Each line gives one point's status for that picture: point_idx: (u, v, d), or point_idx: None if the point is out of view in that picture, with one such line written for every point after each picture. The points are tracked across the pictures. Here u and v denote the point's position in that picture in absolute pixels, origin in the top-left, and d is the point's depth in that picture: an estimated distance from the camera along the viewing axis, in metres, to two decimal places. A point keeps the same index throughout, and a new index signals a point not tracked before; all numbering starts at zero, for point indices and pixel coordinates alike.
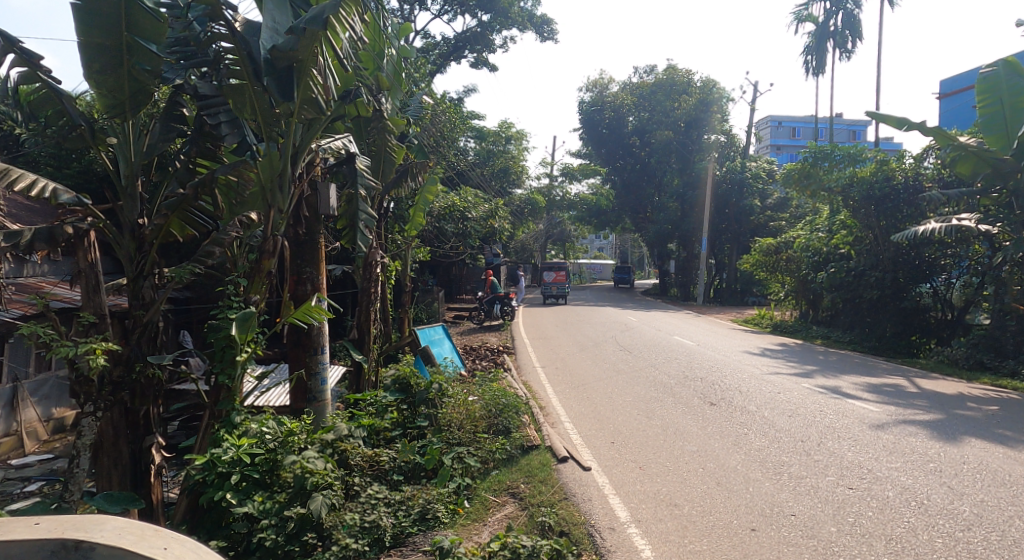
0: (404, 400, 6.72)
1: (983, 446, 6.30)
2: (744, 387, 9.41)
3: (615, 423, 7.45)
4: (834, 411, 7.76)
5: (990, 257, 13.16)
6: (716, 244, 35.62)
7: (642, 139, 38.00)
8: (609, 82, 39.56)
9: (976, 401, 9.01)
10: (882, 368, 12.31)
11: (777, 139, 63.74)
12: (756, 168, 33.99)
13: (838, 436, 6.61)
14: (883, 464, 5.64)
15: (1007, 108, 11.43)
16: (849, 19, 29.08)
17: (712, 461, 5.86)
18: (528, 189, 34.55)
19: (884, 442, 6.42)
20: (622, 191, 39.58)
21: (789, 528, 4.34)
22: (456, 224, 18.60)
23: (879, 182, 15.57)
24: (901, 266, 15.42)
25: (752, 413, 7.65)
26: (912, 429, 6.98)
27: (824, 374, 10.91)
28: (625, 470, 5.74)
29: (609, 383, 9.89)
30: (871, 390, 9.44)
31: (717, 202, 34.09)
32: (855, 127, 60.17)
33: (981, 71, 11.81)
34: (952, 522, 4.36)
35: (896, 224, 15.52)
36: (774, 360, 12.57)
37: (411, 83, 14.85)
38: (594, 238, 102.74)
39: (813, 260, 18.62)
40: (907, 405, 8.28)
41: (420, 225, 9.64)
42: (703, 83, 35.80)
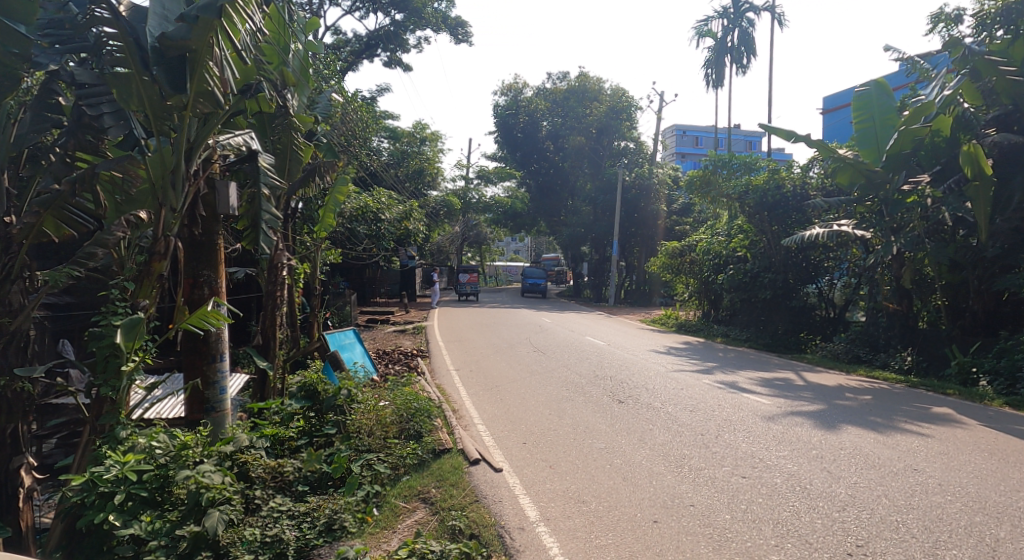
0: (310, 407, 6.40)
1: (858, 433, 6.86)
2: (650, 384, 9.76)
3: (527, 422, 7.55)
4: (730, 405, 8.21)
5: (864, 259, 14.38)
6: (626, 247, 36.79)
7: (555, 144, 38.81)
8: (523, 86, 40.10)
9: (854, 392, 9.81)
10: (774, 363, 13.13)
11: (681, 147, 67.04)
12: (664, 174, 35.39)
13: (734, 429, 7.00)
14: (772, 453, 6.01)
15: (877, 125, 12.98)
16: (744, 36, 30.90)
17: (619, 457, 6.03)
18: (443, 190, 34.33)
19: (773, 432, 6.86)
20: (536, 194, 40.09)
21: (688, 518, 4.53)
22: (369, 225, 18.21)
23: (771, 190, 16.64)
24: (791, 268, 16.56)
25: (656, 409, 7.95)
26: (798, 419, 7.51)
27: (722, 371, 11.51)
28: (536, 470, 5.79)
29: (521, 384, 9.98)
30: (763, 384, 10.06)
31: (627, 207, 35.16)
32: (752, 139, 64.15)
33: (855, 91, 13.44)
34: (830, 503, 4.70)
35: (786, 229, 16.67)
36: (678, 358, 13.09)
37: (320, 80, 14.45)
38: (509, 242, 103.92)
39: (713, 263, 19.63)
40: (795, 397, 8.89)
41: (330, 225, 9.38)
42: (612, 91, 37.01)
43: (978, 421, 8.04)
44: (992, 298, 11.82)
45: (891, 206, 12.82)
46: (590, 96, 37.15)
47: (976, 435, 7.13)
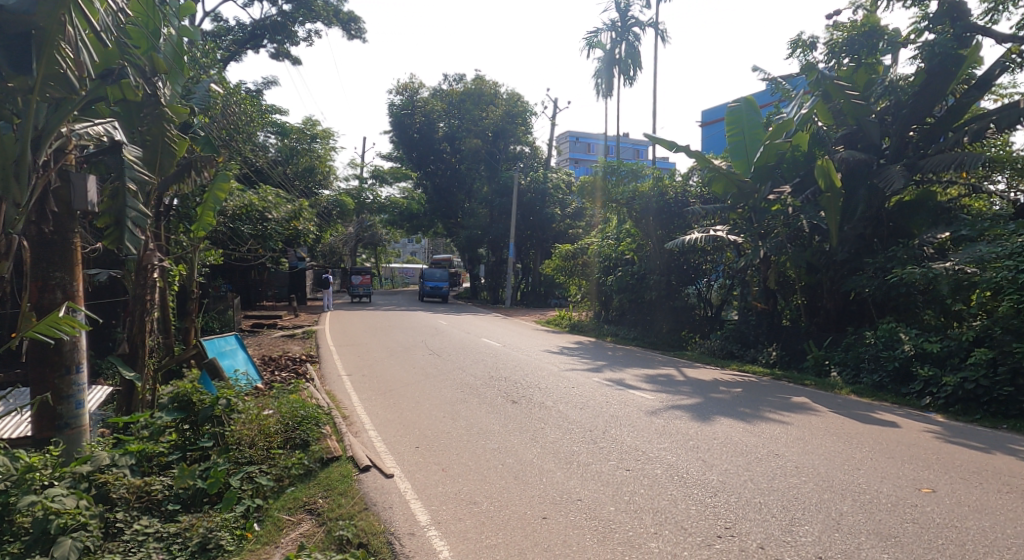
0: (185, 418, 5.86)
1: (729, 423, 7.36)
2: (542, 384, 9.94)
3: (420, 426, 7.44)
4: (617, 401, 8.53)
5: (737, 261, 15.44)
6: (522, 250, 37.35)
7: (451, 145, 38.74)
8: (419, 86, 39.54)
9: (728, 385, 10.53)
10: (658, 360, 13.82)
11: (575, 153, 69.12)
12: (558, 179, 36.29)
13: (620, 423, 7.28)
14: (654, 446, 6.31)
15: (747, 138, 14.00)
16: (631, 49, 32.32)
17: (511, 457, 6.09)
18: (336, 190, 33.23)
19: (655, 425, 7.20)
20: (432, 195, 39.78)
21: (575, 512, 4.65)
22: (254, 225, 17.28)
23: (655, 197, 17.53)
24: (674, 270, 17.55)
25: (548, 408, 8.11)
26: (678, 412, 7.94)
27: (611, 368, 11.97)
28: (428, 474, 5.71)
29: (415, 388, 9.83)
30: (648, 380, 10.55)
31: (523, 209, 35.67)
32: (640, 147, 67.26)
33: (729, 106, 14.40)
34: (703, 490, 4.99)
35: (669, 233, 17.62)
36: (570, 358, 13.45)
37: (197, 69, 13.55)
38: (406, 243, 102.56)
39: (603, 265, 20.39)
40: (676, 392, 9.39)
41: (208, 225, 8.81)
42: (508, 95, 37.54)
43: (830, 409, 8.86)
44: (841, 297, 13.00)
45: (759, 213, 13.99)
46: (486, 100, 37.53)
47: (828, 421, 7.85)
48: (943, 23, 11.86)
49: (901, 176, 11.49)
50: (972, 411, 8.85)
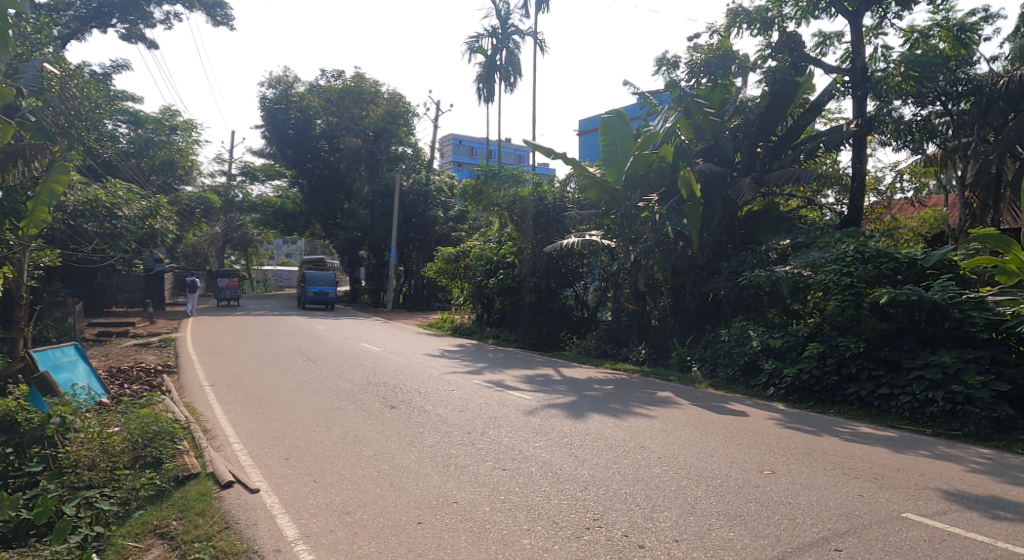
0: (8, 442, 5.43)
1: (602, 420, 7.66)
2: (422, 388, 9.83)
3: (290, 436, 7.05)
4: (496, 402, 8.62)
5: (611, 265, 16.07)
6: (404, 252, 36.76)
7: (329, 144, 37.61)
8: (294, 81, 37.99)
9: (601, 383, 10.98)
10: (536, 361, 14.14)
11: (458, 156, 69.23)
12: (440, 181, 36.12)
13: (498, 424, 7.35)
14: (530, 444, 6.43)
15: (619, 148, 14.80)
16: (511, 56, 32.89)
17: (388, 463, 5.95)
18: (199, 185, 30.92)
19: (532, 424, 7.34)
20: (309, 194, 38.21)
21: (451, 515, 4.61)
22: (100, 222, 15.67)
23: (535, 202, 18.00)
24: (552, 273, 17.97)
25: (426, 412, 8.03)
26: (554, 411, 8.16)
27: (491, 370, 12.06)
28: (298, 486, 5.43)
29: (286, 396, 9.34)
30: (526, 381, 10.75)
31: (405, 212, 35.13)
32: (522, 153, 68.60)
33: (602, 117, 15.07)
34: (575, 484, 5.15)
35: (548, 237, 18.08)
36: (451, 361, 13.41)
37: (28, 45, 12.07)
38: (280, 244, 97.66)
39: (485, 268, 20.34)
40: (553, 391, 9.65)
41: (42, 223, 7.88)
42: (389, 95, 36.70)
43: (690, 402, 9.51)
44: (701, 298, 13.98)
45: (630, 219, 14.69)
46: (367, 98, 36.18)
47: (688, 413, 8.41)
48: (784, 52, 13.79)
49: (750, 189, 12.58)
50: (807, 399, 9.85)
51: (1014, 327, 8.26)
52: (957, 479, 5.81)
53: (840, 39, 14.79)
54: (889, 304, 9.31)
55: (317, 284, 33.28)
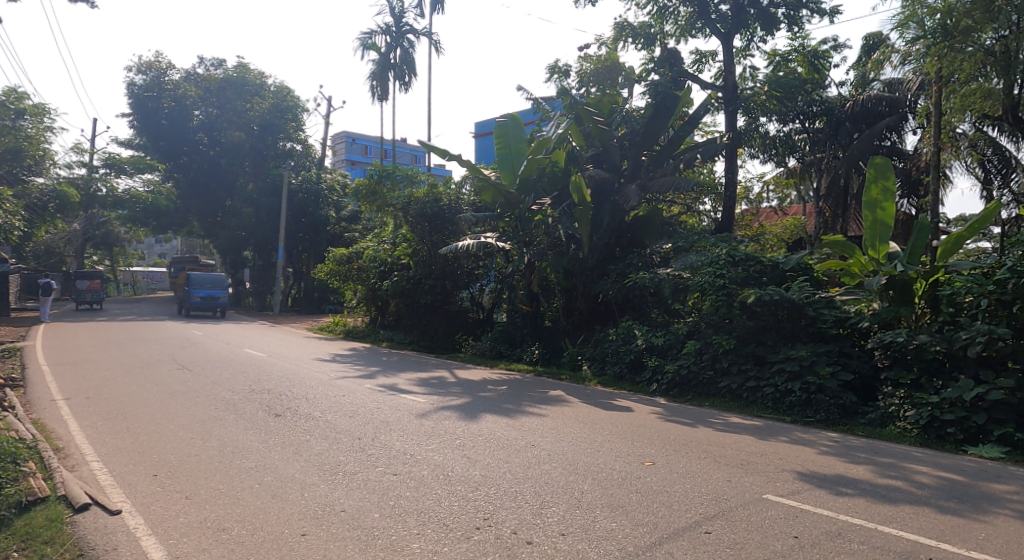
0: None
1: (495, 420, 7.82)
2: (310, 394, 9.55)
3: (160, 451, 6.65)
4: (388, 406, 8.55)
5: (506, 267, 16.27)
6: (293, 253, 35.42)
7: (209, 137, 35.02)
8: (168, 67, 35.20)
9: (494, 383, 11.16)
10: (431, 363, 14.12)
11: (351, 154, 67.45)
12: (331, 180, 35.03)
13: (390, 429, 7.31)
14: (422, 447, 6.46)
15: (513, 152, 15.10)
16: (405, 55, 32.52)
17: (270, 474, 5.76)
18: (53, 177, 28.03)
19: (425, 427, 7.37)
20: (186, 190, 35.67)
21: (338, 524, 4.56)
22: None
23: (430, 203, 17.84)
24: (448, 275, 17.99)
25: (314, 419, 7.82)
26: (447, 413, 8.22)
27: (383, 374, 11.91)
28: (167, 504, 5.14)
29: (158, 408, 8.75)
30: (420, 383, 10.74)
31: (294, 211, 33.84)
32: (417, 153, 68.00)
33: (496, 120, 15.30)
34: (466, 486, 5.25)
35: (443, 239, 18.06)
36: (342, 365, 13.09)
37: None
38: (152, 243, 90.57)
39: (379, 270, 19.95)
40: (446, 393, 9.70)
41: None
42: (276, 88, 35.33)
43: (579, 400, 9.90)
44: (591, 299, 14.57)
45: (524, 222, 15.17)
46: (251, 90, 34.75)
47: (577, 410, 8.77)
48: (665, 67, 14.73)
49: (636, 195, 13.38)
50: (686, 393, 10.59)
51: (858, 322, 9.34)
52: (810, 461, 6.48)
53: (714, 58, 15.96)
54: (755, 303, 10.14)
55: (206, 288, 29.83)
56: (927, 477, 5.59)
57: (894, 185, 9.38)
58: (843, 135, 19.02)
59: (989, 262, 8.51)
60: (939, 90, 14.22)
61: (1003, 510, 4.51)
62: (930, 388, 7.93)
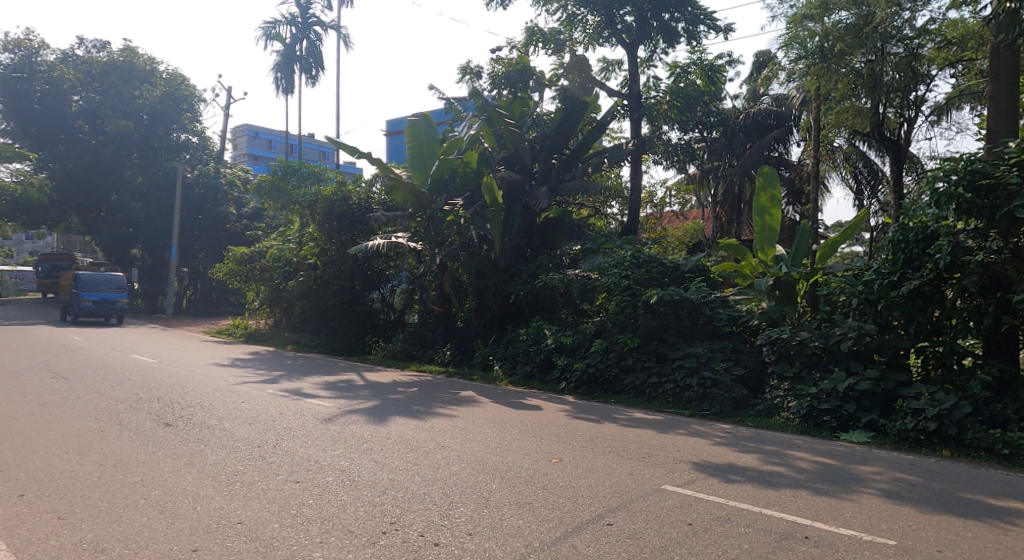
0: None
1: (404, 422, 7.76)
2: (206, 401, 9.08)
3: (27, 468, 6.09)
4: (291, 412, 8.28)
5: (417, 268, 16.15)
6: (189, 251, 33.42)
7: (91, 125, 32.20)
8: (41, 47, 32.09)
9: (404, 385, 11.06)
10: (338, 366, 13.79)
11: (254, 149, 64.58)
12: (232, 175, 33.60)
13: (293, 435, 7.09)
14: (327, 453, 6.31)
15: (425, 152, 14.99)
16: (312, 47, 31.54)
17: (158, 488, 5.44)
18: None
19: (331, 432, 7.21)
20: (62, 180, 32.17)
21: (234, 537, 4.38)
22: None
23: (338, 202, 17.39)
24: (358, 275, 17.63)
25: (210, 428, 7.46)
26: (354, 416, 8.07)
27: (287, 378, 11.50)
28: (37, 526, 4.73)
29: (28, 421, 8.02)
30: (326, 387, 10.47)
31: (189, 207, 32.12)
32: (325, 150, 66.11)
33: (408, 119, 15.20)
34: (372, 490, 5.19)
35: (353, 239, 17.57)
36: (242, 370, 12.52)
37: None
38: (24, 242, 82.77)
39: (284, 270, 19.38)
40: (354, 396, 9.51)
41: None
42: (169, 75, 33.51)
43: (490, 400, 9.99)
44: (502, 300, 14.72)
45: (436, 223, 15.00)
46: (139, 76, 32.57)
47: (487, 410, 8.86)
48: (573, 73, 15.18)
49: (546, 197, 13.68)
50: (593, 391, 10.95)
51: (749, 320, 9.96)
52: (705, 451, 6.89)
53: (621, 67, 16.57)
54: (658, 303, 10.62)
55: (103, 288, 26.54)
56: (806, 463, 6.09)
57: (780, 193, 10.21)
58: (738, 143, 20.17)
59: (859, 265, 9.31)
60: (819, 106, 15.46)
61: (869, 489, 5.00)
62: (810, 380, 8.63)
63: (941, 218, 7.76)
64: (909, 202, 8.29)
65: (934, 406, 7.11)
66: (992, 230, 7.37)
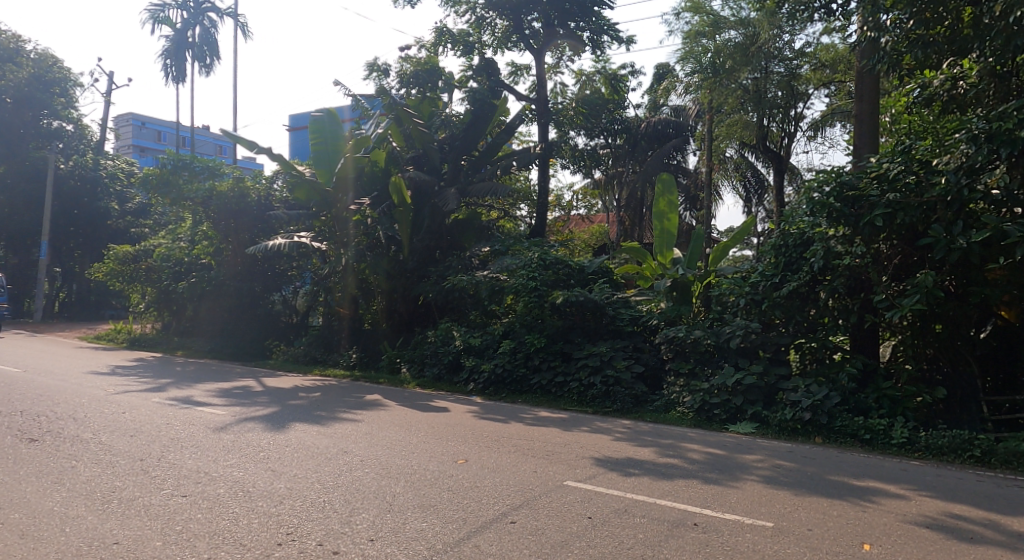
0: None
1: (304, 428, 7.51)
2: (81, 413, 8.37)
3: None
4: (180, 421, 7.80)
5: (322, 269, 15.72)
6: (62, 250, 30.54)
7: None
8: None
9: (305, 390, 10.69)
10: (234, 372, 13.12)
11: (140, 140, 60.39)
12: (113, 168, 31.30)
13: (181, 446, 6.68)
14: (219, 464, 6.00)
15: (329, 149, 14.56)
16: (206, 34, 29.85)
17: (21, 511, 4.96)
18: None
19: (223, 442, 6.85)
20: None
21: (110, 558, 4.07)
22: None
23: (234, 198, 16.61)
24: (257, 276, 17.08)
25: (85, 442, 6.88)
26: (250, 424, 7.72)
27: (176, 386, 10.82)
28: None
29: None
30: (220, 394, 9.94)
31: (63, 201, 29.31)
32: (222, 143, 62.77)
33: (312, 115, 14.67)
34: (268, 501, 4.98)
35: (252, 238, 16.99)
36: (124, 378, 11.64)
37: None
38: None
39: (173, 270, 18.29)
40: (250, 403, 9.09)
41: None
42: (38, 55, 30.37)
43: (396, 402, 9.86)
44: (411, 301, 14.48)
45: (341, 222, 14.62)
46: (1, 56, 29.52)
47: (392, 413, 8.74)
48: (482, 76, 15.28)
49: (454, 198, 13.72)
50: (500, 391, 11.01)
51: (648, 320, 10.40)
52: (605, 447, 7.13)
53: (529, 72, 16.85)
54: (563, 304, 10.88)
55: None
56: (698, 454, 6.44)
57: (678, 199, 10.70)
58: (640, 152, 21.44)
59: (746, 267, 9.83)
60: (711, 118, 16.43)
61: (752, 476, 5.36)
62: (702, 375, 9.14)
63: (815, 225, 8.48)
64: (789, 210, 8.92)
65: (808, 398, 7.72)
66: (857, 237, 8.05)
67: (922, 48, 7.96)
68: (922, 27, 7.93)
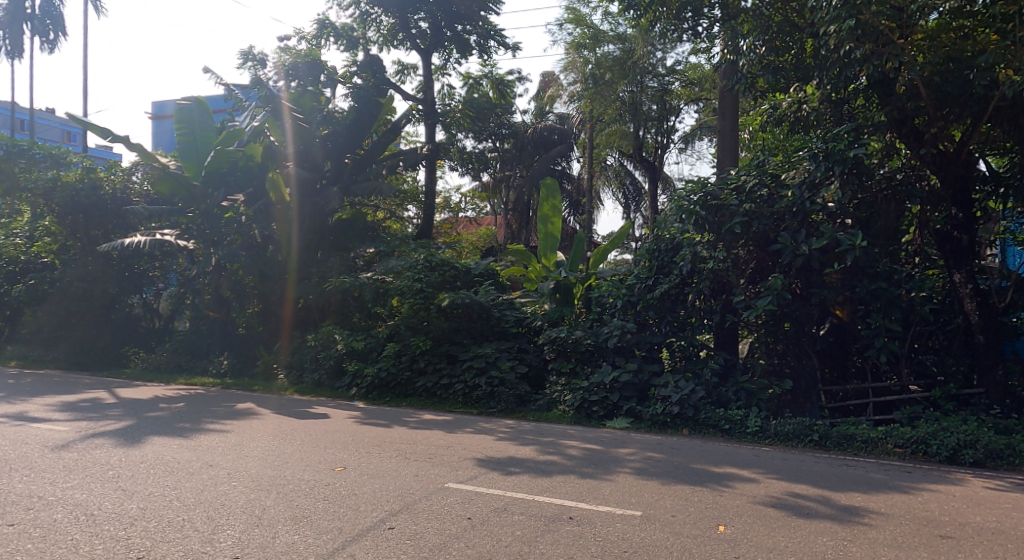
0: None
1: (163, 442, 6.94)
2: None
3: None
4: (11, 441, 6.92)
5: (190, 269, 14.70)
6: None
7: None
8: None
9: (166, 401, 9.88)
10: (82, 384, 11.86)
11: None
12: None
13: (11, 469, 5.93)
14: (57, 486, 5.39)
15: (197, 141, 13.79)
16: (48, 7, 26.84)
17: None
18: None
19: (64, 461, 6.16)
20: None
21: None
22: None
23: (85, 190, 15.01)
24: (111, 277, 15.36)
25: None
26: (99, 440, 7.01)
27: (9, 400, 9.60)
28: None
29: None
30: (63, 408, 8.95)
31: None
32: (71, 130, 56.71)
33: (178, 102, 13.78)
34: (116, 524, 4.54)
35: (106, 235, 15.57)
36: None
37: None
38: None
39: (6, 271, 16.43)
40: (100, 417, 8.26)
41: None
42: None
43: (271, 410, 9.36)
44: (290, 304, 13.55)
45: (211, 220, 13.76)
46: None
47: (266, 422, 8.28)
48: (367, 73, 14.98)
49: (337, 197, 13.42)
50: (384, 395, 10.75)
51: (532, 321, 10.60)
52: (487, 447, 7.18)
53: (415, 72, 16.69)
54: (449, 306, 10.79)
55: None
56: (575, 450, 6.65)
57: (562, 203, 11.08)
58: (526, 156, 21.84)
59: (623, 271, 10.17)
60: (593, 126, 17.06)
61: (624, 469, 5.60)
62: (582, 374, 9.45)
63: (684, 231, 8.97)
64: (661, 216, 9.39)
65: (677, 393, 8.18)
66: (719, 242, 8.64)
67: (772, 73, 8.69)
68: (773, 54, 8.66)
